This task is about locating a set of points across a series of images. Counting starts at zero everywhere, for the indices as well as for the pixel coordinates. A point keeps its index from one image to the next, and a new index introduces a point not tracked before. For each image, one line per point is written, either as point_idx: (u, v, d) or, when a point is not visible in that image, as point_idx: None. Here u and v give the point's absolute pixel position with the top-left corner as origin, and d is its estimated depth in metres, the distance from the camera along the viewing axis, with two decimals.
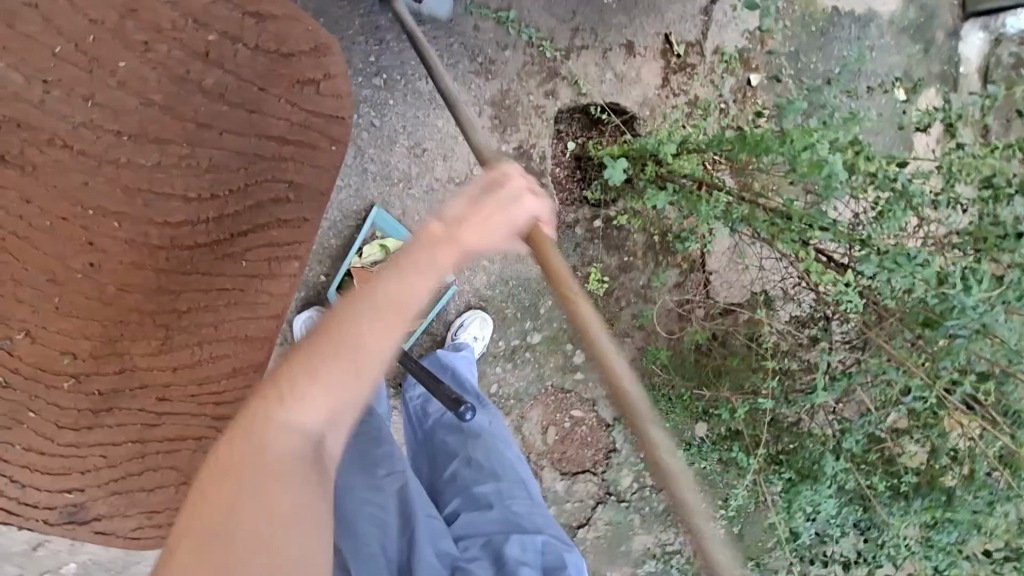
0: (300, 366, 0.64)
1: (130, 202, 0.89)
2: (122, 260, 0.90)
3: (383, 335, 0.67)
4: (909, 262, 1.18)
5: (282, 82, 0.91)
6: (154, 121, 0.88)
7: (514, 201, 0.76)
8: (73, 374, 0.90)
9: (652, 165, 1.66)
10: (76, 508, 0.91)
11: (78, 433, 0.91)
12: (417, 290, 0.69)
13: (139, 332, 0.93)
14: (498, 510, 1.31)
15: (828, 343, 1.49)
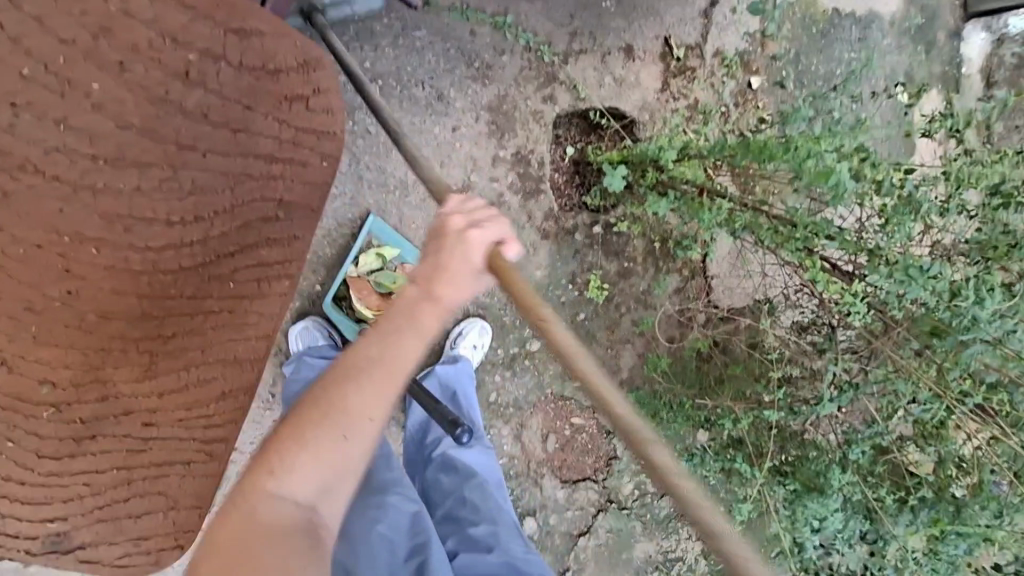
0: (287, 443, 0.75)
1: (110, 228, 0.71)
2: (104, 286, 0.72)
3: (363, 401, 0.75)
4: (921, 274, 1.16)
5: (268, 99, 0.75)
6: (135, 146, 0.71)
7: (468, 241, 0.79)
8: (53, 403, 0.72)
9: (653, 171, 1.63)
10: (59, 536, 0.75)
11: (61, 462, 0.74)
12: (399, 354, 0.77)
13: (122, 358, 0.74)
14: (498, 553, 1.30)
15: (833, 352, 1.45)
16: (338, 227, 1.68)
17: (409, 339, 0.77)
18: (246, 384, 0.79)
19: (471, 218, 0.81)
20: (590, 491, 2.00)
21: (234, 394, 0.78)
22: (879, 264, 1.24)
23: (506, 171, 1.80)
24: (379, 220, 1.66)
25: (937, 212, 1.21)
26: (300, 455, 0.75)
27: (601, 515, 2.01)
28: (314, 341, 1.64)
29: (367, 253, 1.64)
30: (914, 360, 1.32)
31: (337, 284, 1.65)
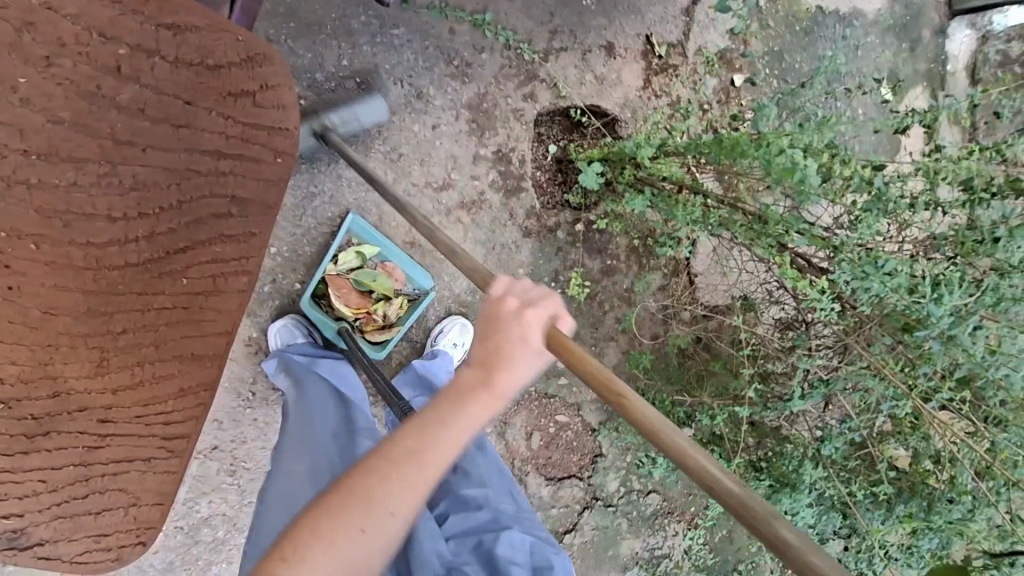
0: (305, 531, 0.69)
1: (46, 223, 0.68)
2: (47, 281, 0.70)
3: (392, 492, 0.70)
4: (878, 270, 1.17)
5: (211, 95, 0.73)
6: (70, 141, 0.68)
7: (520, 322, 0.72)
8: (3, 400, 0.71)
9: (631, 168, 1.64)
10: (15, 534, 0.74)
11: (13, 458, 0.72)
12: (445, 447, 0.72)
13: (72, 356, 0.73)
14: (488, 511, 1.25)
15: (806, 349, 1.47)
16: (316, 225, 1.68)
17: (450, 430, 0.72)
18: (205, 380, 0.78)
19: (530, 294, 0.75)
20: (576, 488, 2.01)
21: (192, 391, 0.78)
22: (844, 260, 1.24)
23: (487, 170, 1.80)
24: (359, 218, 1.65)
25: (908, 208, 1.22)
26: (318, 548, 0.69)
27: (588, 512, 2.02)
28: (293, 339, 1.63)
29: (347, 251, 1.64)
30: (887, 354, 1.33)
31: (316, 283, 1.64)
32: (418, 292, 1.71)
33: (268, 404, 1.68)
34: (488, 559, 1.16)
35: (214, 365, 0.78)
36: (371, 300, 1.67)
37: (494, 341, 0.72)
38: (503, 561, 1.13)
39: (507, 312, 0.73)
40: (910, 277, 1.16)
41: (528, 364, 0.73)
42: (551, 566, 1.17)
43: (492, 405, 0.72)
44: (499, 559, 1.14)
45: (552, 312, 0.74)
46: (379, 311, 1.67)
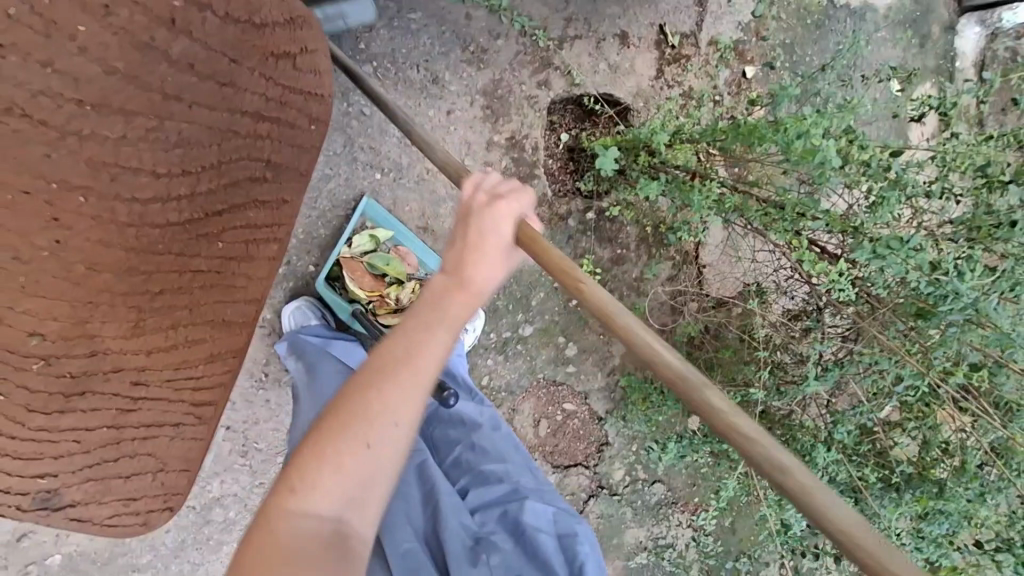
0: (312, 453, 0.68)
1: (95, 175, 0.64)
2: (92, 237, 0.65)
3: (388, 406, 0.69)
4: (904, 246, 1.15)
5: (254, 54, 0.76)
6: (120, 93, 0.64)
7: (493, 225, 0.79)
8: (41, 356, 0.66)
9: (645, 155, 1.64)
10: (48, 495, 0.73)
11: (51, 417, 0.69)
12: (434, 345, 0.72)
13: (113, 314, 0.69)
14: (509, 483, 1.27)
15: (820, 332, 1.49)
16: (331, 208, 1.69)
17: (434, 337, 0.72)
18: (231, 346, 0.81)
19: (495, 195, 0.81)
20: (582, 477, 2.02)
21: (221, 357, 0.80)
22: (864, 241, 1.22)
23: (500, 156, 1.81)
24: (374, 202, 1.67)
25: (921, 195, 1.21)
26: (324, 465, 0.68)
27: (593, 500, 2.04)
28: (307, 322, 1.65)
29: (360, 235, 1.65)
30: (899, 338, 1.34)
31: (330, 265, 1.66)
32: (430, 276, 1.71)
33: (280, 385, 1.69)
34: (515, 528, 1.17)
35: (240, 330, 0.82)
36: (385, 284, 1.68)
37: (471, 240, 0.78)
38: (529, 528, 1.16)
39: (473, 214, 0.80)
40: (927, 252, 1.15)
41: (495, 260, 0.78)
42: (575, 532, 1.17)
43: (470, 300, 0.76)
44: (525, 526, 1.16)
45: (517, 211, 0.81)
46: (393, 294, 1.67)
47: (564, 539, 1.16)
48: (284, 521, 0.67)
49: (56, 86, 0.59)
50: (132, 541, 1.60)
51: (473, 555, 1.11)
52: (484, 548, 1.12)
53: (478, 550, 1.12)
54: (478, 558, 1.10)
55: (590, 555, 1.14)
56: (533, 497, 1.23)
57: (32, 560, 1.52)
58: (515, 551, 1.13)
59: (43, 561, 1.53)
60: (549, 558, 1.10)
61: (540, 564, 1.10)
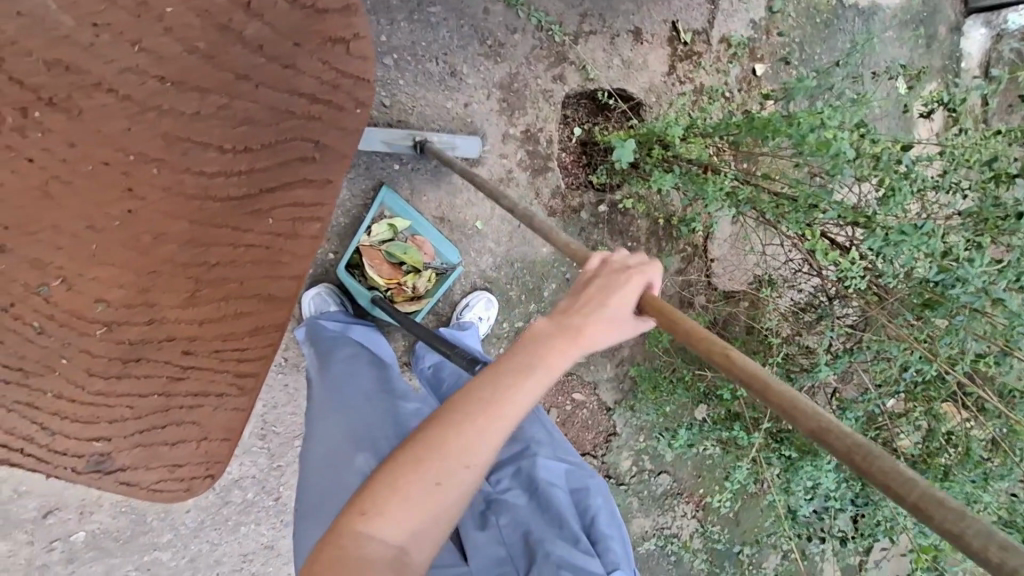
0: (386, 481, 0.67)
1: (168, 150, 0.67)
2: (159, 209, 0.69)
3: (473, 443, 0.68)
4: (916, 232, 1.18)
5: (314, 38, 0.70)
6: (198, 71, 0.66)
7: (617, 283, 0.77)
8: (104, 322, 0.70)
9: (659, 149, 1.67)
10: (100, 458, 0.75)
11: (108, 382, 0.73)
12: (525, 394, 0.70)
13: (172, 282, 0.72)
14: (521, 443, 1.29)
15: (831, 321, 1.53)
16: (351, 197, 1.73)
17: (529, 384, 0.70)
18: (277, 321, 0.78)
19: (621, 259, 0.81)
20: (590, 466, 2.06)
21: (266, 331, 0.78)
22: (877, 229, 1.26)
23: (515, 149, 1.85)
24: (391, 191, 1.69)
25: (932, 187, 1.25)
26: (396, 494, 0.66)
27: None
28: (326, 307, 1.70)
29: (380, 224, 1.69)
30: (908, 327, 1.38)
31: (350, 253, 1.70)
32: (446, 266, 1.77)
33: (299, 369, 1.73)
34: (528, 484, 1.21)
35: (285, 308, 0.78)
36: (402, 272, 1.73)
37: (586, 292, 0.77)
38: (542, 483, 1.19)
39: (601, 271, 0.79)
40: (939, 237, 1.18)
41: (611, 319, 0.76)
42: (587, 486, 1.21)
43: (573, 354, 0.73)
44: (538, 482, 1.20)
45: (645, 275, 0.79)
46: (409, 283, 1.73)
47: (577, 493, 1.20)
48: (344, 546, 0.64)
49: (142, 63, 0.63)
50: (153, 521, 1.63)
51: (482, 518, 1.14)
52: (494, 510, 1.15)
53: (488, 513, 1.15)
54: (487, 521, 1.13)
55: (601, 505, 1.18)
56: (544, 454, 1.26)
57: (56, 537, 1.56)
58: (528, 505, 1.17)
59: (68, 538, 1.57)
60: (562, 510, 1.13)
61: (553, 517, 1.12)
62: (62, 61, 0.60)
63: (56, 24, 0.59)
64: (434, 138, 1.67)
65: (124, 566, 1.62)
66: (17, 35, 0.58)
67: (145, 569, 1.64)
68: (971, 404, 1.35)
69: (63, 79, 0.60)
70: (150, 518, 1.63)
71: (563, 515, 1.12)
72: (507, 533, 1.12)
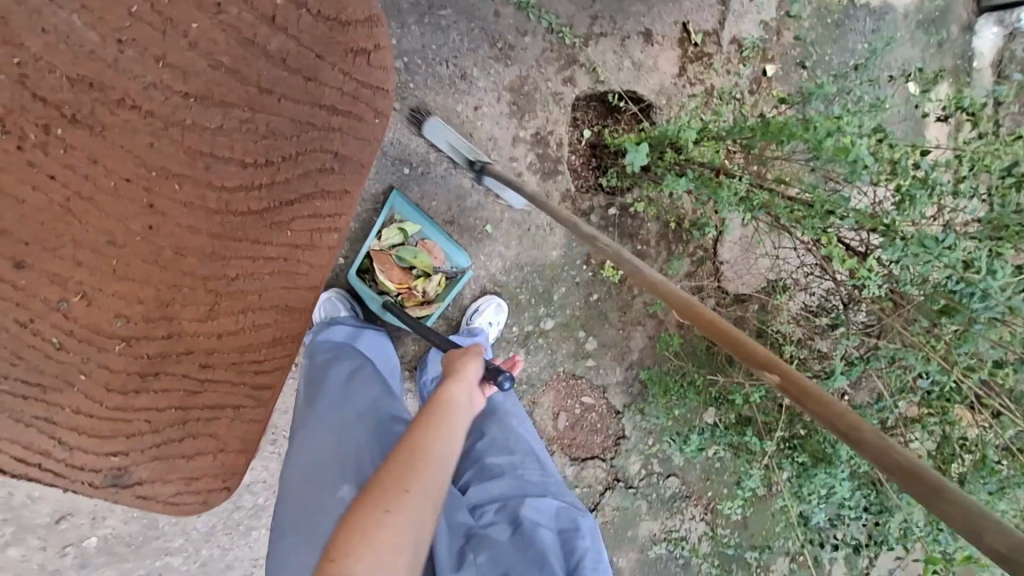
0: (351, 527, 0.80)
1: (189, 164, 0.66)
2: (182, 223, 0.68)
3: (410, 474, 0.88)
4: (937, 244, 1.15)
5: (336, 50, 0.69)
6: (222, 85, 0.66)
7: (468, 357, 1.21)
8: (124, 337, 0.69)
9: (672, 152, 1.66)
10: (119, 471, 0.74)
11: (126, 396, 0.72)
12: (437, 437, 0.95)
13: (192, 296, 0.72)
14: (511, 479, 1.28)
15: (846, 328, 1.51)
16: (361, 201, 1.73)
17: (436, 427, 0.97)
18: (295, 332, 0.78)
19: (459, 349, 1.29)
20: (599, 469, 2.05)
21: (284, 342, 0.78)
22: (895, 239, 1.24)
23: (525, 152, 1.84)
24: (400, 195, 1.69)
25: (950, 192, 1.23)
26: (361, 533, 0.79)
27: (609, 493, 2.07)
28: (336, 312, 1.69)
29: (389, 228, 1.69)
30: (923, 334, 1.36)
31: (361, 258, 1.70)
32: (456, 270, 1.76)
33: None
34: (513, 521, 1.18)
35: (304, 319, 0.79)
36: (412, 277, 1.73)
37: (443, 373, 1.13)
38: (528, 523, 1.17)
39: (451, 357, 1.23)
40: (961, 250, 1.16)
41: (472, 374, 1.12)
42: (576, 527, 1.20)
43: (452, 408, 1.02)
44: (524, 520, 1.18)
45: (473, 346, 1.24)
46: (419, 287, 1.72)
47: (565, 534, 1.19)
48: None
49: (166, 79, 0.63)
50: (164, 526, 1.63)
51: (460, 557, 1.09)
52: (473, 546, 1.12)
53: (468, 549, 1.11)
54: (465, 559, 1.08)
55: (587, 549, 1.17)
56: (532, 493, 1.25)
57: (68, 542, 1.56)
58: (510, 543, 1.14)
59: (80, 543, 1.57)
60: (544, 552, 1.12)
61: (534, 558, 1.11)
62: (87, 78, 0.60)
63: (82, 41, 0.59)
64: (485, 159, 1.70)
65: (135, 571, 1.62)
66: (42, 52, 0.58)
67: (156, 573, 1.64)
68: (987, 411, 1.33)
69: (86, 95, 0.60)
70: (161, 523, 1.63)
71: (547, 558, 1.11)
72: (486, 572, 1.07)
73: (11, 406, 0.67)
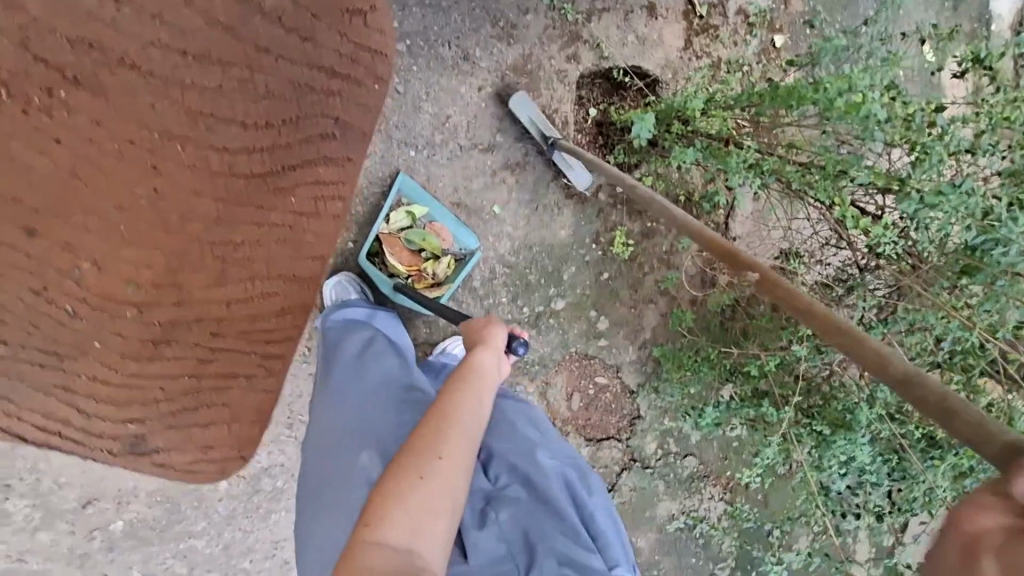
0: (385, 498, 0.85)
1: (192, 125, 0.77)
2: (187, 184, 0.78)
3: (437, 442, 0.93)
4: (953, 192, 1.14)
5: (332, 12, 0.78)
6: (220, 45, 0.76)
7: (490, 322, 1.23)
8: (135, 304, 0.79)
9: (678, 123, 1.64)
10: (136, 439, 0.82)
11: (141, 363, 0.81)
12: (465, 406, 0.99)
13: (198, 263, 0.81)
14: (520, 437, 1.26)
15: (862, 291, 1.48)
16: (368, 185, 1.74)
17: (464, 396, 1.01)
18: (300, 301, 0.87)
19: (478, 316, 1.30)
20: (615, 450, 2.05)
21: (290, 311, 0.87)
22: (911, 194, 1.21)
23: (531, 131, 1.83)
24: (408, 179, 1.71)
25: (969, 149, 1.20)
26: (394, 504, 0.84)
27: (626, 473, 2.06)
28: (346, 295, 1.69)
29: (398, 211, 1.70)
30: (945, 295, 1.33)
31: (370, 242, 1.71)
32: (464, 252, 1.78)
33: None
34: (527, 478, 1.18)
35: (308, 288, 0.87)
36: (421, 259, 1.75)
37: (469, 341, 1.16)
38: (542, 478, 1.17)
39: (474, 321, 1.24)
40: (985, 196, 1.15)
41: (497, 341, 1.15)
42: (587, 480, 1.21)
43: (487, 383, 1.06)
44: (537, 477, 1.17)
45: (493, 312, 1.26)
46: (429, 269, 1.74)
47: (575, 487, 1.20)
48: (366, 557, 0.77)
49: (164, 37, 0.74)
50: (187, 509, 1.67)
51: (481, 516, 1.10)
52: (493, 506, 1.12)
53: (487, 510, 1.11)
54: (486, 518, 1.09)
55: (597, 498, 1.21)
56: (541, 448, 1.24)
57: (96, 526, 1.60)
58: (528, 500, 1.15)
59: (107, 526, 1.61)
60: (562, 506, 1.13)
61: (552, 514, 1.13)
62: (88, 40, 0.71)
63: (82, 3, 0.69)
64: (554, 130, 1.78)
65: (162, 553, 1.67)
66: (42, 14, 0.68)
67: (182, 556, 1.68)
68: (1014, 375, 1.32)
69: (88, 60, 0.71)
70: (184, 506, 1.66)
71: (565, 511, 1.13)
72: (507, 530, 1.09)
73: (28, 374, 0.73)
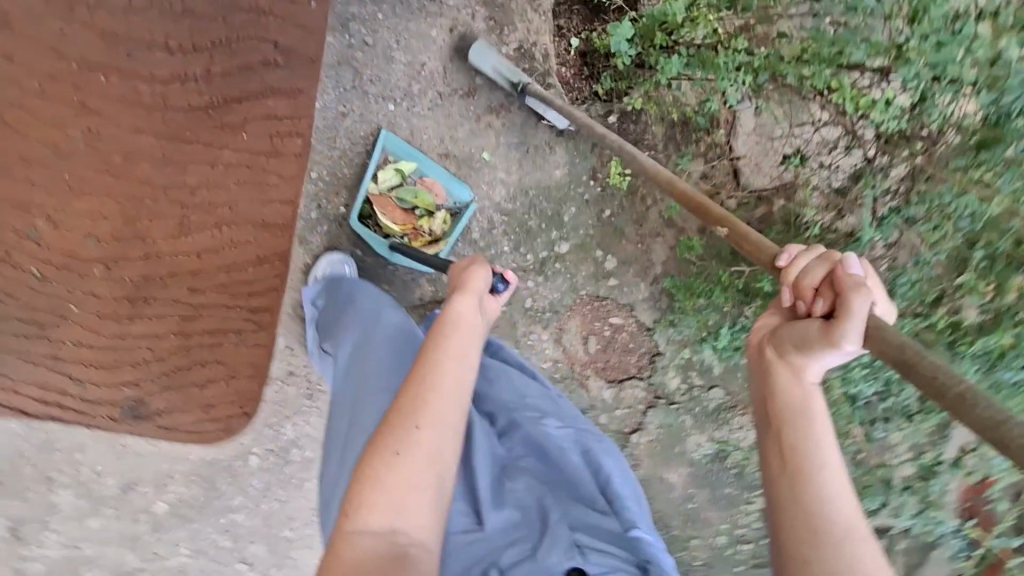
0: (364, 480, 0.82)
1: (117, 58, 1.10)
2: (119, 123, 1.11)
3: (413, 411, 0.87)
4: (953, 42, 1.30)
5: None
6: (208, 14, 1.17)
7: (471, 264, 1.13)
8: (97, 260, 1.14)
9: (661, 34, 1.57)
10: (134, 403, 1.24)
11: (120, 324, 1.18)
12: (444, 369, 0.92)
13: (156, 210, 1.16)
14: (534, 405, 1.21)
15: (873, 180, 1.45)
16: (351, 145, 1.70)
17: (441, 357, 0.93)
18: (273, 246, 1.27)
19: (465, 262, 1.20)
20: (638, 389, 1.98)
21: (266, 257, 1.26)
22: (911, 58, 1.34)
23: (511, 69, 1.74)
24: (391, 134, 1.67)
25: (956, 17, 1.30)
26: (372, 486, 0.81)
27: (651, 411, 1.99)
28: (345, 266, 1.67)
29: (386, 169, 1.68)
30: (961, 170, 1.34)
31: (360, 203, 1.67)
32: (459, 206, 1.74)
33: None
34: (540, 447, 1.12)
35: (279, 232, 1.27)
36: (415, 217, 1.71)
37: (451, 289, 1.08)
38: (556, 446, 1.11)
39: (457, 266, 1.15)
40: (992, 41, 1.27)
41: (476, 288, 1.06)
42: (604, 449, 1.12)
43: (465, 333, 0.98)
44: (551, 446, 1.11)
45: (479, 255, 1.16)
46: (425, 227, 1.71)
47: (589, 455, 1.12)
48: (348, 543, 0.77)
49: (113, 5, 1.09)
50: (223, 486, 1.72)
51: (496, 485, 1.06)
52: (509, 473, 1.08)
53: (502, 478, 1.07)
54: (502, 486, 1.05)
55: (614, 466, 1.09)
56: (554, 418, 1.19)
57: (140, 508, 1.66)
58: (544, 469, 1.09)
59: (149, 508, 1.67)
60: (576, 474, 1.06)
61: (568, 482, 1.06)
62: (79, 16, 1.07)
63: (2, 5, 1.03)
64: (528, 76, 1.72)
65: (205, 529, 1.73)
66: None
67: (225, 531, 1.74)
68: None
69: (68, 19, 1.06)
70: (220, 484, 1.71)
71: (577, 479, 1.06)
72: (521, 498, 1.03)
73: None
